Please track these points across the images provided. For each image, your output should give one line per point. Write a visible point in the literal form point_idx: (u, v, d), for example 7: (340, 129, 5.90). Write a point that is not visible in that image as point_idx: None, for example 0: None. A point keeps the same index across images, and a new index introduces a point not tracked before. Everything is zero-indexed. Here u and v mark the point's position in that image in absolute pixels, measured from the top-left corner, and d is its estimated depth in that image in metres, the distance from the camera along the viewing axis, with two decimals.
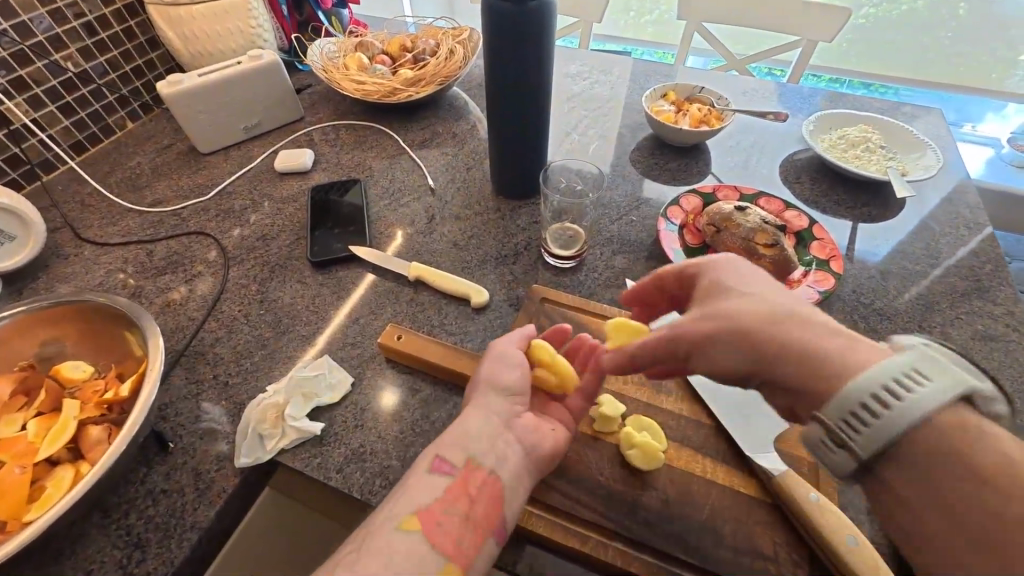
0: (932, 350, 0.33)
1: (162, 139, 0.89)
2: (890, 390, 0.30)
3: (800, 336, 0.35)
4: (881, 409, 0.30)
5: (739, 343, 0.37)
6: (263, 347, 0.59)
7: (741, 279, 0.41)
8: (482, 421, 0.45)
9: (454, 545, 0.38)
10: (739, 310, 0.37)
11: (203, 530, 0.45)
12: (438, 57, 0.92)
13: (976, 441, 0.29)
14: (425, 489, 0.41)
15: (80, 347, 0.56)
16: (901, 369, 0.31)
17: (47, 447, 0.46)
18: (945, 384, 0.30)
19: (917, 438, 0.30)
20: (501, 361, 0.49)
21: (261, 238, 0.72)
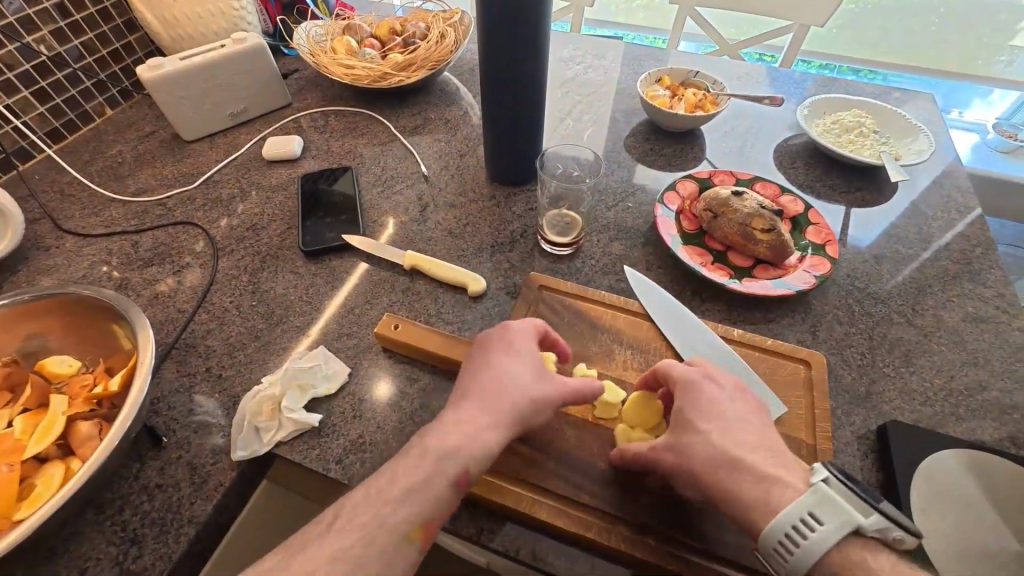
0: (837, 488, 0.37)
1: (144, 126, 0.86)
2: (792, 536, 0.36)
3: (746, 483, 0.39)
4: (788, 552, 0.36)
5: (694, 481, 0.41)
6: (256, 339, 0.58)
7: (706, 414, 0.43)
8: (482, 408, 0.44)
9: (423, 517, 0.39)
10: (698, 451, 0.41)
11: (201, 524, 0.45)
12: (428, 41, 0.90)
13: (858, 572, 0.35)
14: None
15: (65, 341, 0.54)
16: (804, 515, 0.36)
17: (35, 444, 0.44)
18: (836, 525, 0.36)
19: (818, 569, 0.36)
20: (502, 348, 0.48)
21: (250, 228, 0.70)
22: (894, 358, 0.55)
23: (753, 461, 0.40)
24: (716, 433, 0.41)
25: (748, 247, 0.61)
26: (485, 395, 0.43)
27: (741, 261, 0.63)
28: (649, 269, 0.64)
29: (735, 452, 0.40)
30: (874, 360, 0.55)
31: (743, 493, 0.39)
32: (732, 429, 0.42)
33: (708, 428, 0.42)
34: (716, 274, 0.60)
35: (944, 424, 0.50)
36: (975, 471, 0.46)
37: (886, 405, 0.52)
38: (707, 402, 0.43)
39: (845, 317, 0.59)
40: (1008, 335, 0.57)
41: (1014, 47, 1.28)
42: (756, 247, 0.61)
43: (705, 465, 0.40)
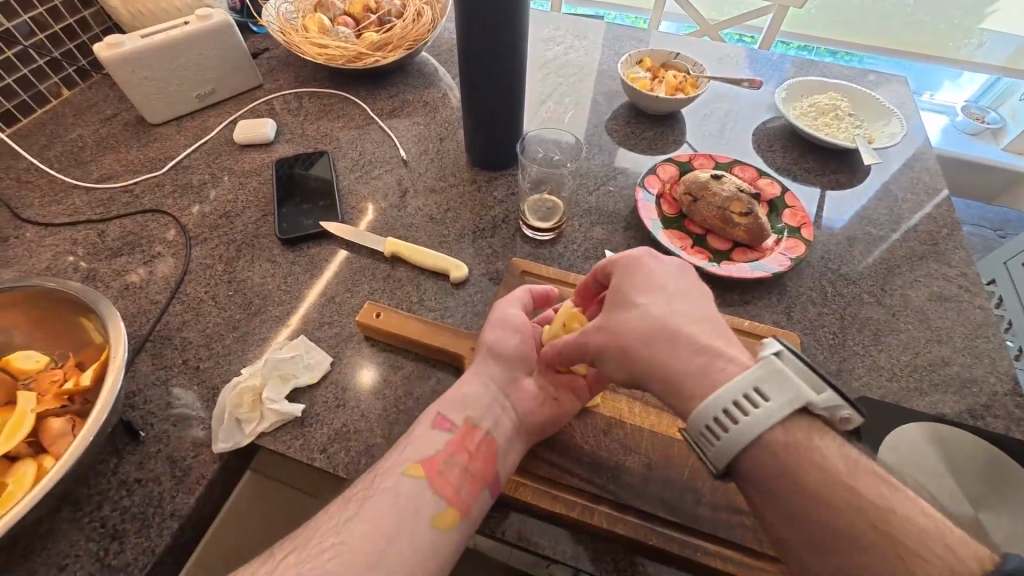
0: (782, 365, 0.34)
1: (104, 108, 0.81)
2: (728, 413, 0.34)
3: (666, 344, 0.38)
4: (722, 431, 0.34)
5: (622, 357, 0.40)
6: (234, 330, 0.57)
7: (643, 287, 0.42)
8: (482, 388, 0.46)
9: (453, 493, 0.40)
10: (626, 325, 0.40)
11: (184, 517, 0.44)
12: (405, 19, 0.87)
13: (806, 455, 0.32)
14: (427, 443, 0.42)
15: (30, 336, 0.52)
16: (745, 391, 0.34)
17: (4, 442, 0.43)
18: (780, 402, 0.33)
19: (754, 454, 0.33)
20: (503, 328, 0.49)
21: (224, 215, 0.68)
22: (864, 337, 0.57)
23: (679, 326, 0.39)
24: (643, 297, 0.41)
25: (727, 230, 0.62)
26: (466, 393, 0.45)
27: (720, 245, 0.64)
28: None
29: (676, 325, 0.39)
30: (845, 340, 0.57)
31: (669, 362, 0.37)
32: (668, 302, 0.40)
33: (640, 294, 0.42)
34: (695, 257, 0.61)
35: (909, 400, 0.52)
36: (935, 442, 0.49)
37: (855, 382, 0.54)
38: (639, 272, 0.43)
39: (818, 299, 0.61)
40: (970, 312, 0.60)
41: (983, 30, 1.30)
42: (734, 230, 0.62)
43: (624, 326, 0.40)
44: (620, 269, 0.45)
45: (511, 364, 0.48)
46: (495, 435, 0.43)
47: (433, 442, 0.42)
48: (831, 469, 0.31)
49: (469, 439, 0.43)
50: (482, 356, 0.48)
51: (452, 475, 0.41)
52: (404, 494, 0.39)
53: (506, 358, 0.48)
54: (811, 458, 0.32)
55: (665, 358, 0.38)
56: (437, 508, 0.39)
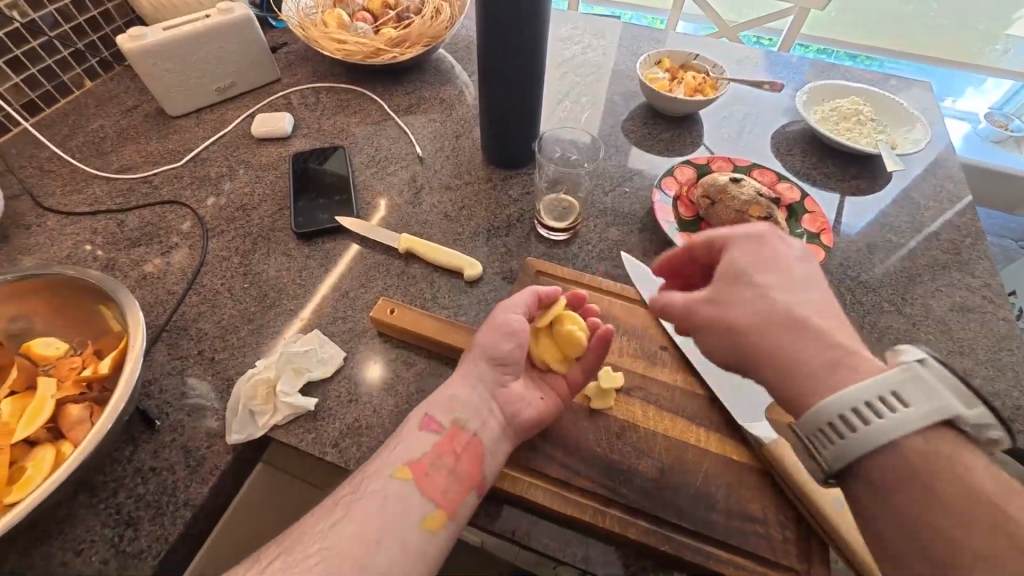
0: (928, 373, 0.33)
1: (126, 100, 0.82)
2: (858, 413, 0.32)
3: (793, 329, 0.37)
4: (854, 427, 0.32)
5: (734, 339, 0.39)
6: (249, 322, 0.57)
7: (762, 270, 0.40)
8: (470, 390, 0.46)
9: (442, 495, 0.41)
10: (743, 308, 0.38)
11: (197, 507, 0.45)
12: (423, 16, 0.87)
13: (949, 466, 0.30)
14: (415, 445, 0.43)
15: (50, 323, 0.53)
16: (886, 392, 0.32)
17: (25, 427, 0.44)
18: (923, 408, 0.31)
19: (883, 457, 0.32)
20: (500, 331, 0.47)
21: (240, 208, 0.69)
22: (883, 346, 0.56)
23: (807, 316, 0.37)
24: (775, 279, 0.39)
25: None
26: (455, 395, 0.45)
27: None
28: (646, 255, 0.64)
29: (799, 313, 0.37)
30: (863, 349, 0.56)
31: (792, 350, 0.36)
32: (790, 289, 0.39)
33: (775, 271, 0.40)
34: None
35: None
36: None
37: None
38: (782, 250, 0.41)
39: (836, 306, 0.60)
40: (993, 324, 0.58)
41: (1009, 37, 1.29)
42: None
43: (752, 303, 0.39)
44: (732, 248, 0.43)
45: (503, 366, 0.47)
46: (483, 436, 0.44)
47: (420, 444, 0.42)
48: (977, 484, 0.29)
49: (456, 440, 0.43)
50: (473, 356, 0.47)
51: (440, 476, 0.41)
52: (392, 496, 0.39)
53: (499, 360, 0.47)
54: (954, 469, 0.30)
55: (789, 345, 0.36)
56: (425, 510, 0.39)
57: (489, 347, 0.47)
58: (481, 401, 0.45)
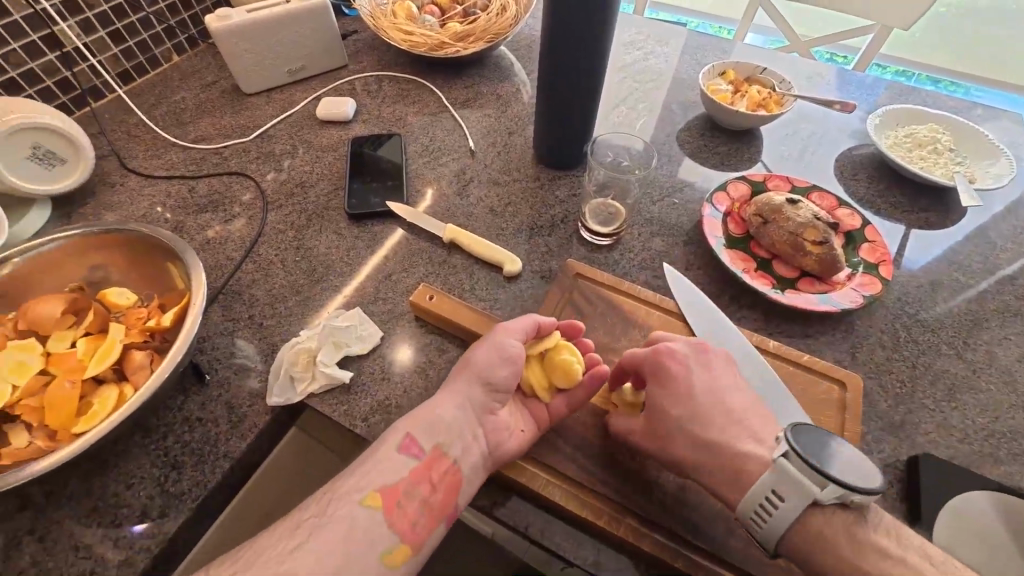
0: (791, 464, 0.39)
1: (206, 75, 0.88)
2: (759, 514, 0.40)
3: (704, 450, 0.43)
4: (759, 526, 0.40)
5: (673, 468, 0.44)
6: (297, 293, 0.60)
7: (673, 400, 0.45)
8: (458, 412, 0.45)
9: (409, 527, 0.40)
10: (670, 442, 0.44)
11: (234, 460, 0.48)
12: (489, 13, 0.89)
13: (823, 541, 0.39)
14: (392, 468, 0.42)
15: (123, 274, 0.57)
16: (765, 494, 0.39)
17: (95, 365, 0.48)
18: (794, 500, 0.39)
19: (791, 543, 0.39)
20: (501, 354, 0.47)
21: (299, 185, 0.72)
22: (936, 391, 0.53)
23: (715, 438, 0.43)
24: (681, 403, 0.45)
25: (795, 257, 0.59)
26: (440, 413, 0.45)
27: (786, 272, 0.61)
28: (688, 268, 0.63)
29: (708, 437, 0.44)
30: (914, 390, 0.53)
31: (715, 472, 0.43)
32: (697, 413, 0.45)
33: (676, 393, 0.45)
34: (757, 281, 0.59)
35: (981, 466, 0.48)
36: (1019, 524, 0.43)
37: (920, 437, 0.50)
38: (680, 365, 0.47)
39: (889, 342, 0.57)
40: None
41: None
42: (804, 258, 0.59)
43: (668, 428, 0.44)
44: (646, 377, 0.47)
45: (495, 393, 0.47)
46: (462, 465, 0.44)
47: (397, 469, 0.42)
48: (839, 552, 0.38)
49: (434, 469, 0.43)
50: (466, 378, 0.47)
51: (411, 506, 0.41)
52: (359, 524, 0.39)
53: (493, 386, 0.47)
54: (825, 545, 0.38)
55: (713, 469, 0.43)
56: (389, 543, 0.39)
57: (483, 370, 0.47)
58: (466, 428, 0.45)
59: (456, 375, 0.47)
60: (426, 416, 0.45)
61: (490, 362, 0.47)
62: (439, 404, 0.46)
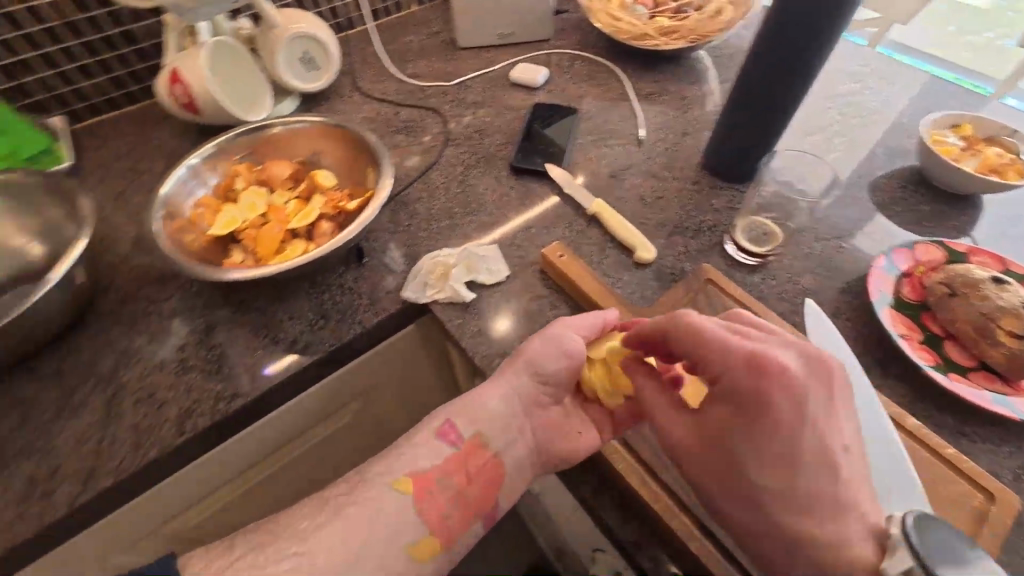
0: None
1: (433, 26, 1.02)
2: None
3: (773, 517, 0.39)
4: None
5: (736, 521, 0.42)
6: (449, 219, 0.68)
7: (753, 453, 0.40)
8: (503, 405, 0.51)
9: (436, 516, 0.46)
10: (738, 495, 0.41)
11: (365, 328, 0.57)
12: (702, 13, 0.88)
13: None
14: (428, 454, 0.48)
15: (331, 162, 0.70)
16: None
17: (296, 222, 0.62)
18: None
19: None
20: (555, 346, 0.51)
21: (477, 131, 0.80)
22: None
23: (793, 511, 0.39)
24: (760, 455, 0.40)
25: (978, 344, 0.51)
26: (484, 403, 0.51)
27: (959, 357, 0.52)
28: (836, 315, 0.57)
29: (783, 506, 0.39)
30: None
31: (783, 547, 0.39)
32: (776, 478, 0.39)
33: (747, 417, 0.41)
34: (918, 354, 0.52)
35: None
36: None
37: None
38: (764, 384, 0.39)
39: None
40: None
41: None
42: (990, 348, 0.50)
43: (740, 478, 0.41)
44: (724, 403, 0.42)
45: (543, 386, 0.52)
46: (500, 458, 0.50)
47: (433, 457, 0.48)
48: None
49: (469, 458, 0.49)
50: (517, 368, 0.51)
51: (440, 496, 0.47)
52: (388, 504, 0.45)
53: (543, 379, 0.51)
54: None
55: (782, 542, 0.39)
56: (413, 528, 0.45)
57: (537, 360, 0.51)
58: (509, 419, 0.51)
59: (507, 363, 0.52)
60: (483, 396, 0.51)
61: (546, 352, 0.50)
62: (486, 389, 0.52)
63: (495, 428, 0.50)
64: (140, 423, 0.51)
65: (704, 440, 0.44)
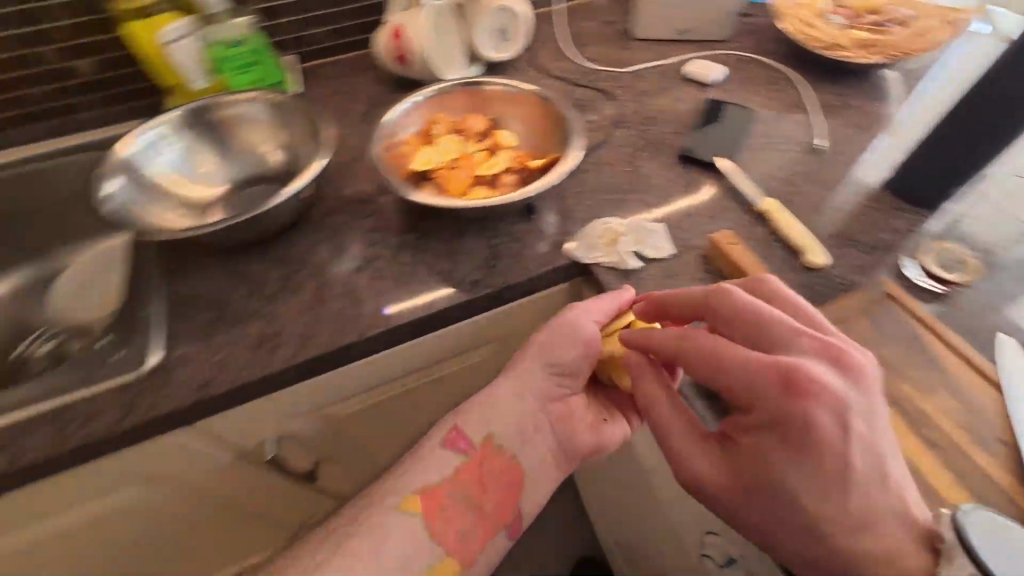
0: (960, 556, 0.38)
1: (609, 15, 1.06)
2: None
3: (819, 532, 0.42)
4: None
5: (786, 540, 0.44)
6: (614, 193, 0.72)
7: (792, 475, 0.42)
8: (515, 407, 0.60)
9: (444, 531, 0.56)
10: (788, 517, 0.43)
11: (531, 275, 0.63)
12: (907, 30, 0.84)
13: None
14: (439, 466, 0.58)
15: (516, 124, 0.76)
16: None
17: (483, 170, 0.69)
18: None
19: None
20: (568, 340, 0.58)
21: (646, 117, 0.83)
22: None
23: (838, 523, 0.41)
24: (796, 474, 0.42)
25: None
26: (494, 409, 0.60)
27: None
28: None
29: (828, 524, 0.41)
30: None
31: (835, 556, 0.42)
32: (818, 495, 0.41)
33: (776, 437, 0.43)
34: None
35: None
36: None
37: None
38: (795, 407, 0.41)
39: None
40: None
41: None
42: None
43: (781, 498, 0.43)
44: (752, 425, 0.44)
45: (556, 385, 0.60)
46: (514, 461, 0.60)
47: (443, 469, 0.58)
48: None
49: (478, 462, 0.59)
50: (534, 362, 0.60)
51: (448, 509, 0.57)
52: (397, 522, 0.54)
53: (555, 376, 0.60)
54: None
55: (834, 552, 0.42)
56: (425, 541, 0.55)
57: (554, 352, 0.59)
58: (524, 420, 0.60)
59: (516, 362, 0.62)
60: (506, 394, 0.61)
61: (568, 343, 0.58)
62: (493, 395, 0.61)
63: (508, 427, 0.60)
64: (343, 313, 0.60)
65: (738, 469, 0.45)
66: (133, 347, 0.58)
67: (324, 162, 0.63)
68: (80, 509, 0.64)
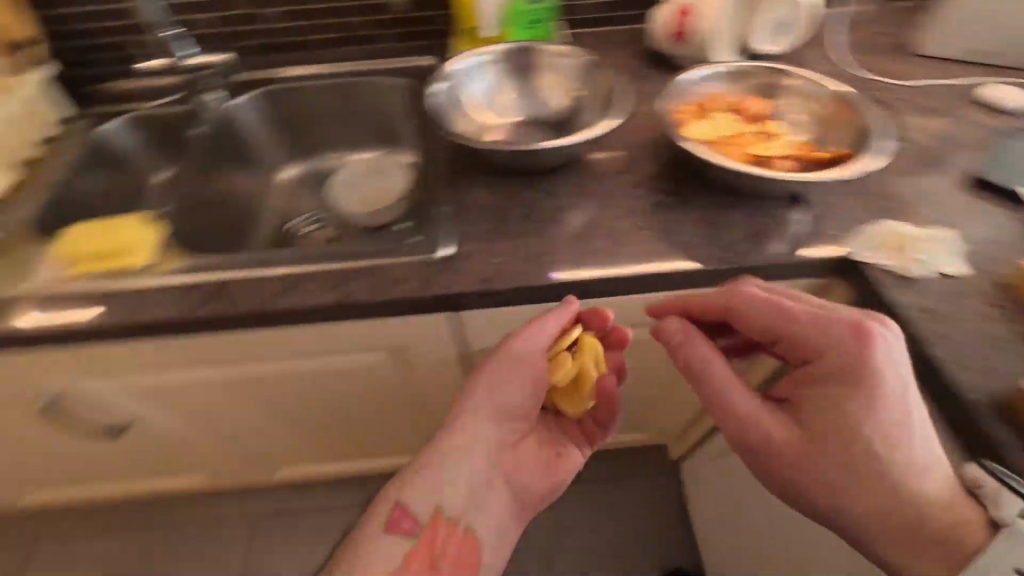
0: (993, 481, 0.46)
1: (889, 26, 0.99)
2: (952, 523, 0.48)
3: (869, 476, 0.51)
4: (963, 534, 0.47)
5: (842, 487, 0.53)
6: (890, 201, 0.68)
7: (846, 425, 0.52)
8: (450, 492, 0.65)
9: None
10: (846, 460, 0.52)
11: (794, 260, 0.63)
12: None
13: None
14: (386, 557, 0.61)
15: (795, 117, 0.76)
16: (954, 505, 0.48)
17: (759, 148, 0.69)
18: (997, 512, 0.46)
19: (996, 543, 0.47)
20: (525, 369, 0.65)
21: (930, 134, 0.77)
22: None
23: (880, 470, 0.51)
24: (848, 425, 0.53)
25: None
26: (445, 469, 0.66)
27: None
28: None
29: (872, 465, 0.51)
30: None
31: (880, 497, 0.51)
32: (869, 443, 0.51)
33: (845, 389, 0.53)
34: None
35: None
36: None
37: None
38: (864, 356, 0.52)
39: None
40: None
41: None
42: None
43: (834, 449, 0.53)
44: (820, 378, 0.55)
45: (505, 433, 0.70)
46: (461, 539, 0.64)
47: (393, 559, 0.60)
48: None
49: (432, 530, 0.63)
50: (484, 416, 0.68)
51: None
52: None
53: (500, 428, 0.69)
54: None
55: (882, 493, 0.51)
56: None
57: (509, 395, 0.67)
58: (473, 481, 0.67)
59: (462, 421, 0.68)
60: (435, 476, 0.66)
61: (513, 388, 0.66)
62: (442, 452, 0.67)
63: (452, 496, 0.65)
64: (604, 251, 0.66)
65: (804, 437, 0.55)
66: (427, 237, 0.68)
67: (617, 122, 0.67)
68: (331, 357, 0.77)
